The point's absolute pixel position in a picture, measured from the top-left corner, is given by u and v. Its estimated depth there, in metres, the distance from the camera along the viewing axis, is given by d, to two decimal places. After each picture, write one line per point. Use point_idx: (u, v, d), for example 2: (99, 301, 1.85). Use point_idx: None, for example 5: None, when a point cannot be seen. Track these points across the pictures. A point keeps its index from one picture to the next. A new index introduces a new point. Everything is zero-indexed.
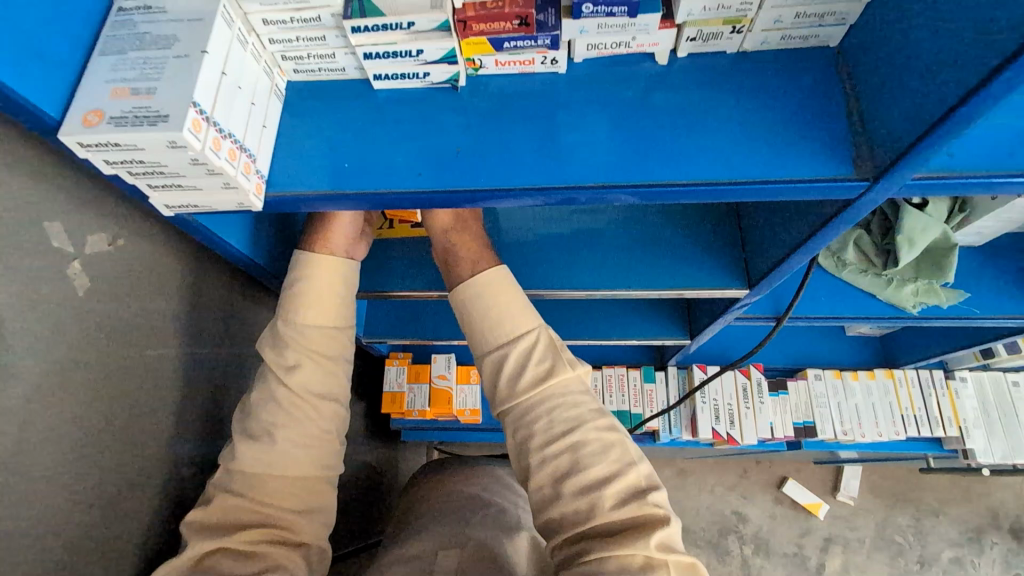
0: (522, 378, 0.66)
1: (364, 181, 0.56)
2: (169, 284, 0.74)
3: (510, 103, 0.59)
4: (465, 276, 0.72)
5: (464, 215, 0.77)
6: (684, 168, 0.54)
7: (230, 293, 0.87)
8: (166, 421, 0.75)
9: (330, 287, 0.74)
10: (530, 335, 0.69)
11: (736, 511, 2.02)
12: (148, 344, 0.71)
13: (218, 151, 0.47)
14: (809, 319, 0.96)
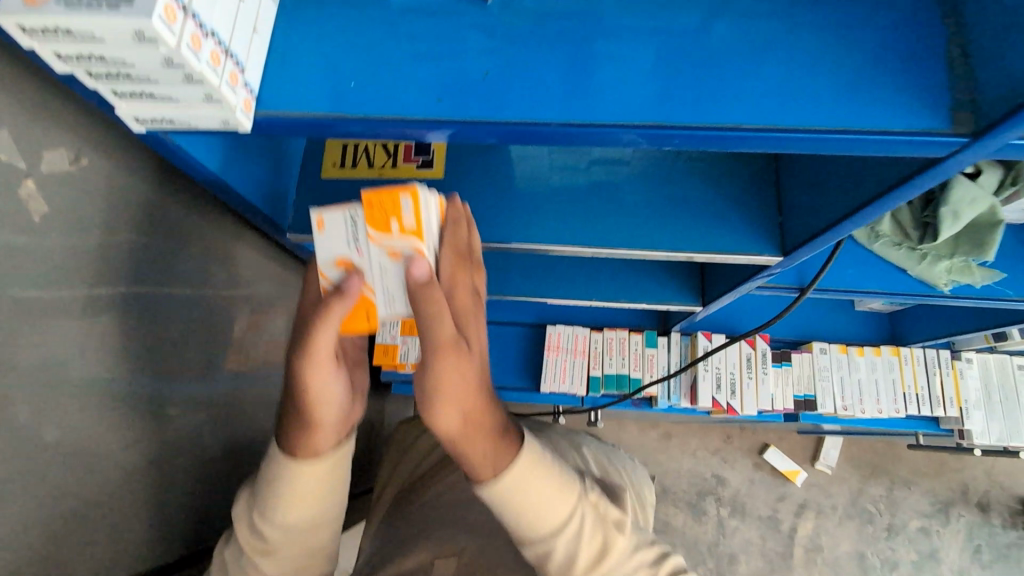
0: (576, 568, 0.57)
1: (374, 105, 0.48)
2: (141, 215, 0.66)
3: (548, 21, 0.50)
4: (485, 477, 0.54)
5: (479, 416, 0.52)
6: (748, 112, 0.47)
7: (212, 230, 0.79)
8: (142, 367, 0.69)
9: (314, 487, 0.57)
10: (573, 521, 0.57)
11: (716, 474, 2.05)
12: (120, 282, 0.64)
13: (197, 52, 0.38)
14: (831, 293, 0.91)
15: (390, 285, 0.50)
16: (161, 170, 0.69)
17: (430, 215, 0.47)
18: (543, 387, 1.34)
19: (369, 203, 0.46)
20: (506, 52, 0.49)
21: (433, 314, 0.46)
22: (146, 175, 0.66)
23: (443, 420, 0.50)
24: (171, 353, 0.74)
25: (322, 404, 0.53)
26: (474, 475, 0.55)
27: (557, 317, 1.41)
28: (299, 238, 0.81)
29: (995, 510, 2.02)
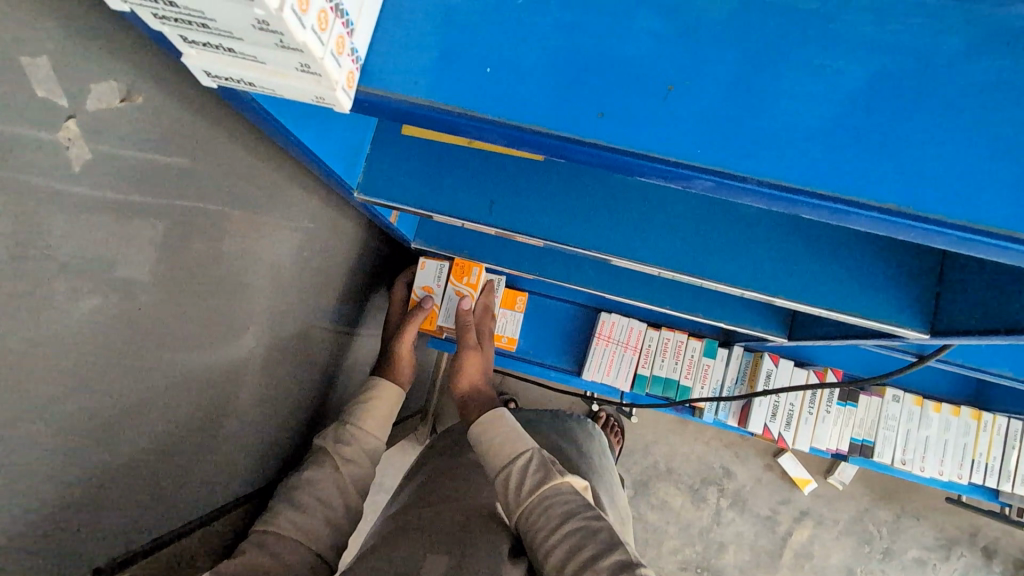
0: (524, 488, 0.80)
1: (514, 106, 0.36)
2: (201, 160, 0.57)
3: (768, 27, 0.36)
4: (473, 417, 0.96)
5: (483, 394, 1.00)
6: (1019, 211, 0.34)
7: (275, 175, 0.70)
8: (191, 328, 0.62)
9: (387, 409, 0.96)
10: (524, 453, 0.84)
11: (724, 466, 2.00)
12: (178, 240, 0.56)
13: (302, 15, 0.27)
14: (954, 365, 0.79)
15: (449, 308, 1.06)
16: (225, 107, 0.59)
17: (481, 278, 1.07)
18: (585, 375, 1.26)
19: (456, 265, 1.07)
20: (706, 61, 0.36)
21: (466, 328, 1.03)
22: (206, 115, 0.56)
23: (462, 384, 1.02)
24: (223, 309, 0.67)
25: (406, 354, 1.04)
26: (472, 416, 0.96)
27: (611, 302, 1.31)
28: (368, 199, 0.72)
29: (1000, 557, 1.96)
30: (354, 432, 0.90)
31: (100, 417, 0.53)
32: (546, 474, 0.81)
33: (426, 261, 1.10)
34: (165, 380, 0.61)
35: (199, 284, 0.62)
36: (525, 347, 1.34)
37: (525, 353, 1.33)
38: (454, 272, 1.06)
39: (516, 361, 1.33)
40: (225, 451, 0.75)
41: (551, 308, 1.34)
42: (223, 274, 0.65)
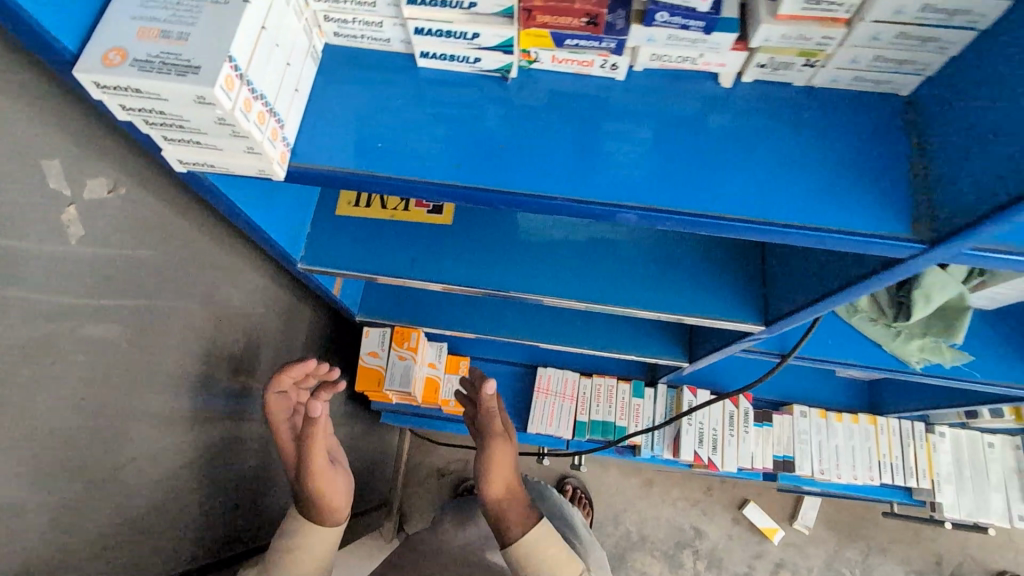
0: None
1: (398, 166, 0.53)
2: (167, 242, 0.70)
3: (562, 105, 0.55)
4: (515, 534, 0.81)
5: (516, 487, 0.85)
6: (738, 203, 0.51)
7: (229, 257, 0.83)
8: (148, 385, 0.71)
9: (322, 548, 0.82)
10: None
11: (695, 526, 2.05)
12: (140, 305, 0.68)
13: (247, 113, 0.42)
14: (813, 360, 0.96)
15: (393, 371, 1.15)
16: (188, 198, 0.73)
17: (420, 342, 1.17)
18: (530, 429, 1.36)
19: (398, 331, 1.18)
20: (523, 128, 0.54)
21: (489, 415, 0.89)
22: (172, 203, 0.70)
23: (493, 489, 0.83)
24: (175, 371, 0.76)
25: (325, 485, 0.82)
26: (513, 526, 0.81)
27: (547, 358, 1.44)
28: (311, 269, 0.85)
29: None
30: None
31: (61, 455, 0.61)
32: None
33: (370, 329, 1.20)
34: (122, 430, 0.68)
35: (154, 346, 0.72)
36: None
37: None
38: (396, 338, 1.16)
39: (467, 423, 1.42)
40: (174, 512, 0.80)
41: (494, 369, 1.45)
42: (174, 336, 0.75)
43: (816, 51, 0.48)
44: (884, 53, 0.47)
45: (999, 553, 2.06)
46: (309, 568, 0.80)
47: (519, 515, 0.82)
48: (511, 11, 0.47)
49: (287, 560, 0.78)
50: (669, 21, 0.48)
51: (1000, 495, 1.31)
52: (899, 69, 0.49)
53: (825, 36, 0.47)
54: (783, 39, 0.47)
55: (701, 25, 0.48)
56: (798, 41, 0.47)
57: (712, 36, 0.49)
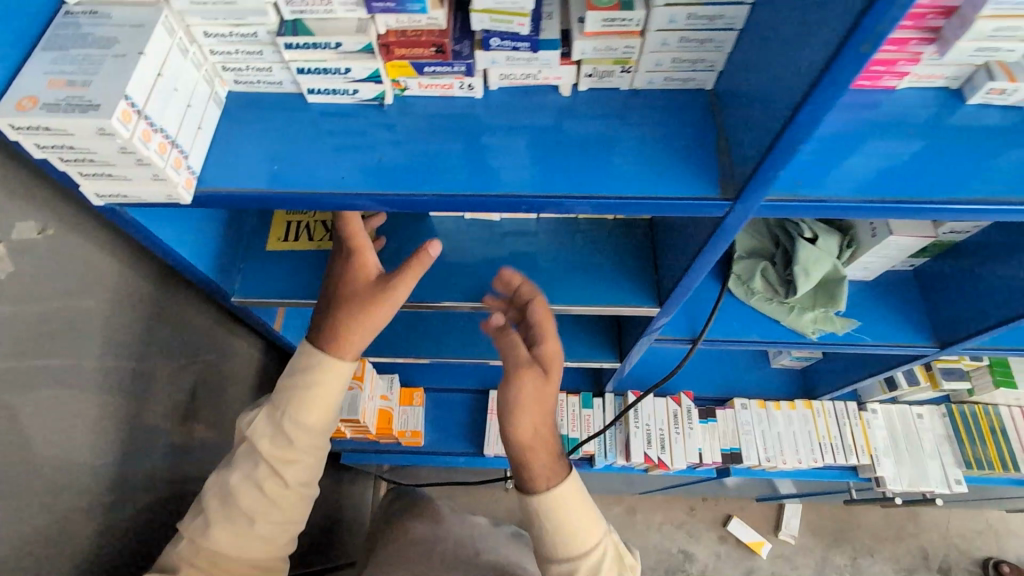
0: None
1: (291, 183, 0.62)
2: (88, 274, 0.79)
3: (433, 122, 0.65)
4: (539, 486, 0.74)
5: (546, 432, 0.76)
6: (580, 185, 0.61)
7: (148, 288, 0.91)
8: (71, 408, 0.79)
9: (330, 394, 0.79)
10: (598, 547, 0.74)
11: (683, 549, 2.07)
12: (63, 333, 0.76)
13: (147, 143, 0.51)
14: (718, 343, 1.05)
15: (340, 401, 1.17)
16: (113, 240, 0.82)
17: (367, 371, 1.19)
18: (487, 452, 1.39)
19: None
20: (401, 142, 0.64)
21: (512, 347, 0.79)
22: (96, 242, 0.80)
23: (521, 428, 0.74)
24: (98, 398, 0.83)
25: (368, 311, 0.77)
26: (536, 472, 0.74)
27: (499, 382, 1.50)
28: (244, 300, 0.90)
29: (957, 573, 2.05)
30: (289, 430, 0.77)
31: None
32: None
33: None
34: (44, 450, 0.75)
35: (77, 375, 0.79)
36: (431, 440, 1.46)
37: (433, 445, 1.45)
38: None
39: (427, 455, 1.45)
40: (100, 526, 0.85)
41: (450, 398, 1.50)
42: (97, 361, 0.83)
43: (625, 59, 0.60)
44: (678, 55, 0.59)
45: (981, 539, 2.11)
46: (314, 432, 0.79)
47: (549, 464, 0.75)
48: (371, 46, 0.57)
49: (301, 415, 0.77)
50: (503, 45, 0.58)
51: (936, 463, 1.38)
52: (694, 67, 0.61)
53: (627, 45, 0.58)
54: (596, 51, 0.59)
55: (528, 45, 0.58)
56: (608, 51, 0.59)
57: (541, 54, 0.60)
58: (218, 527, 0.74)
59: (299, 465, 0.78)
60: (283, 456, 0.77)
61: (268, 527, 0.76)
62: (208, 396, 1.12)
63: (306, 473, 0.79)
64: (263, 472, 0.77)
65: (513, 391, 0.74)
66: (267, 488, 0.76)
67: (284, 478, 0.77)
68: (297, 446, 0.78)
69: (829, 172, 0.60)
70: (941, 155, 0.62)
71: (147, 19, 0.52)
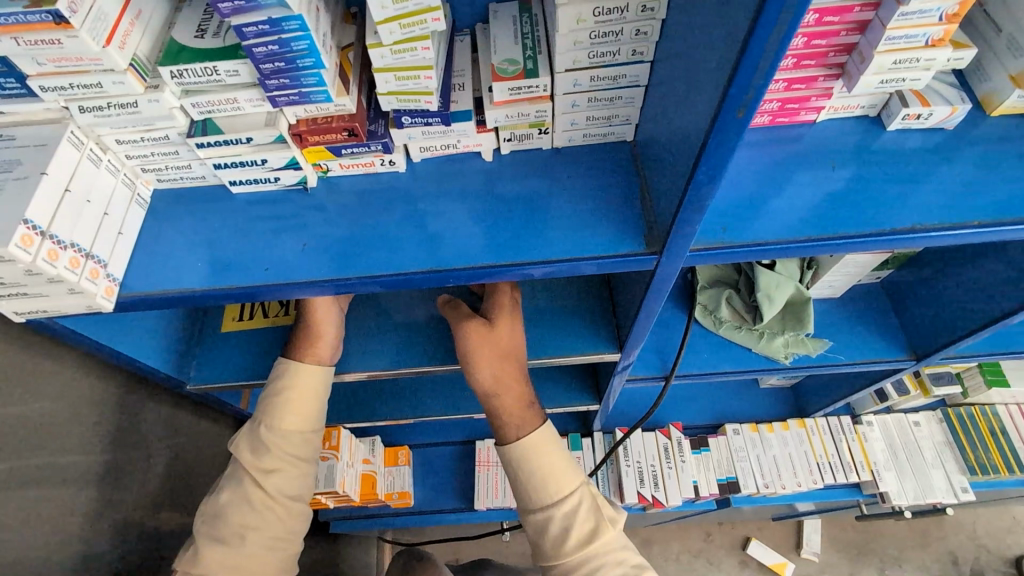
0: (569, 541, 0.75)
1: (218, 279, 0.61)
2: (27, 381, 0.77)
3: (359, 200, 0.65)
4: (510, 438, 0.80)
5: (507, 376, 0.81)
6: (507, 252, 0.60)
7: (98, 384, 0.89)
8: (21, 522, 0.76)
9: (310, 392, 0.83)
10: (573, 496, 0.77)
11: None
12: (7, 444, 0.74)
13: (55, 261, 0.50)
14: (692, 377, 1.03)
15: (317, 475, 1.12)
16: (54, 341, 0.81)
17: (342, 439, 1.15)
18: (478, 506, 1.34)
19: None
20: (328, 224, 0.64)
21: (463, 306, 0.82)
22: (35, 350, 0.79)
23: (482, 377, 0.81)
24: (49, 506, 0.80)
25: (323, 319, 0.84)
26: (506, 418, 0.80)
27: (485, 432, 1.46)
28: (201, 386, 0.87)
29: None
30: (267, 437, 0.80)
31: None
32: (597, 525, 0.75)
33: None
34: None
35: (27, 486, 0.77)
36: (422, 498, 1.42)
37: (425, 503, 1.41)
38: None
39: (419, 515, 1.40)
40: None
41: (437, 453, 1.46)
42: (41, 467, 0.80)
43: (540, 122, 0.60)
44: (591, 114, 0.59)
45: (1011, 538, 2.03)
46: (295, 439, 0.82)
47: (516, 416, 0.80)
48: (283, 137, 0.57)
49: (279, 419, 0.81)
50: (415, 122, 0.58)
51: (939, 472, 1.33)
52: (611, 123, 0.61)
53: (538, 110, 0.58)
54: (509, 118, 0.59)
55: (440, 120, 0.58)
56: (521, 117, 0.59)
57: (455, 126, 0.60)
58: (211, 549, 0.75)
59: (282, 473, 0.80)
60: (265, 465, 0.79)
61: (261, 542, 0.76)
62: (179, 483, 1.09)
63: (292, 484, 0.81)
64: (249, 485, 0.78)
65: (471, 343, 0.79)
66: (257, 500, 0.78)
67: (268, 487, 0.78)
68: (277, 452, 0.80)
69: (764, 211, 0.60)
70: (878, 181, 0.61)
71: (51, 137, 0.53)
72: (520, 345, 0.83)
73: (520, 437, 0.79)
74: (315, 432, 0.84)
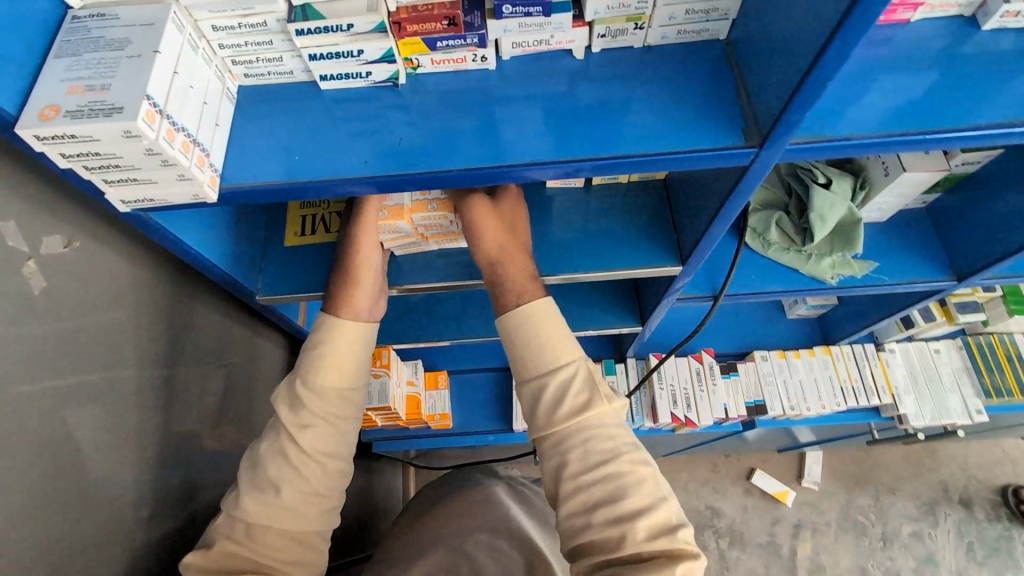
0: (560, 408, 0.74)
1: (318, 170, 0.61)
2: (112, 286, 0.79)
3: (447, 98, 0.65)
4: (510, 305, 0.79)
5: (510, 246, 0.81)
6: (600, 145, 0.60)
7: (167, 294, 0.90)
8: (108, 414, 0.79)
9: (348, 350, 0.82)
10: (570, 367, 0.76)
11: (710, 505, 2.12)
12: (94, 344, 0.76)
13: (172, 142, 0.50)
14: (740, 296, 1.06)
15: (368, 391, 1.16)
16: (132, 247, 0.83)
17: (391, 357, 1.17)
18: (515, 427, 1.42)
19: None
20: (419, 121, 0.63)
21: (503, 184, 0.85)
22: (117, 249, 0.79)
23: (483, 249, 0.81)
24: (129, 403, 0.83)
25: (365, 268, 0.84)
26: (508, 287, 0.80)
27: None
28: (269, 298, 0.89)
29: (977, 504, 2.10)
30: (303, 393, 0.79)
31: (28, 486, 0.68)
32: (589, 397, 0.74)
33: None
34: (90, 458, 0.76)
35: (112, 381, 0.80)
36: (459, 422, 1.48)
37: (461, 426, 1.47)
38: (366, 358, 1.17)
39: (456, 437, 1.46)
40: (130, 526, 0.83)
41: (472, 379, 1.52)
42: (123, 368, 0.82)
43: (638, 14, 0.60)
44: (691, 6, 0.59)
45: (998, 469, 2.15)
46: (331, 397, 0.80)
47: (518, 285, 0.79)
48: (383, 25, 0.56)
49: (316, 376, 0.80)
50: (516, 12, 0.58)
51: (955, 395, 1.40)
52: (709, 17, 0.61)
53: (640, 1, 0.58)
54: (609, 9, 0.58)
55: (540, 10, 0.58)
56: (621, 9, 0.59)
57: (553, 18, 0.59)
58: (249, 497, 0.74)
59: (316, 429, 0.78)
60: (302, 421, 0.78)
61: (297, 495, 0.75)
62: (238, 398, 1.12)
63: (328, 441, 0.79)
64: (285, 439, 0.78)
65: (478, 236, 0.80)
66: (292, 454, 0.77)
67: (302, 443, 0.77)
68: (311, 408, 0.79)
69: (857, 109, 0.61)
70: (965, 79, 0.62)
71: (155, 18, 0.52)
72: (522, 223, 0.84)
73: (520, 304, 0.78)
74: (354, 389, 0.82)
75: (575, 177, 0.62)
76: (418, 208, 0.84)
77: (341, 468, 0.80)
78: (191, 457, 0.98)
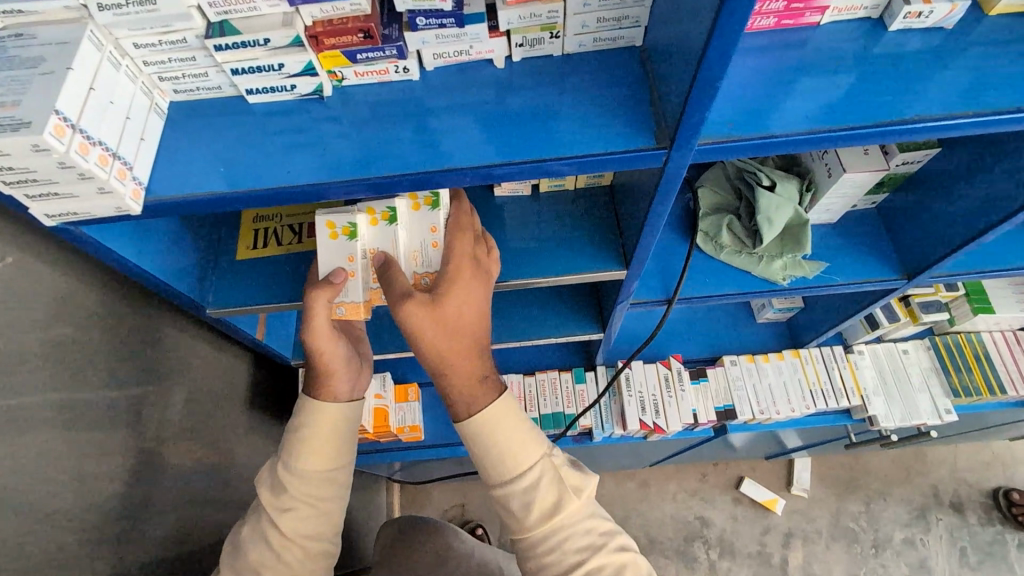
0: (529, 516, 0.74)
1: (246, 181, 0.62)
2: (57, 302, 0.80)
3: (373, 108, 0.66)
4: (464, 414, 0.76)
5: (460, 339, 0.75)
6: (518, 150, 0.62)
7: (120, 310, 0.91)
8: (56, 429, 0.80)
9: (326, 434, 0.82)
10: (530, 474, 0.75)
11: (699, 516, 2.10)
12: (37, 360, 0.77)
13: (86, 155, 0.52)
14: (695, 300, 1.07)
15: None
16: (77, 263, 0.83)
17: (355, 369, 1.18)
18: None
19: None
20: (345, 131, 0.65)
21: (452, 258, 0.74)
22: (61, 266, 0.80)
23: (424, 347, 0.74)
24: (78, 419, 0.83)
25: (330, 357, 0.85)
26: (460, 387, 0.76)
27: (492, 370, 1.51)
28: (219, 310, 0.90)
29: (969, 508, 2.07)
30: (286, 477, 0.80)
31: None
32: (558, 499, 0.74)
33: None
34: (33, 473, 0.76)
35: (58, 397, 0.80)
36: (433, 435, 1.47)
37: (435, 439, 1.46)
38: None
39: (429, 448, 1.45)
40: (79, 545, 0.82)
41: None
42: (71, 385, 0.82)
43: (551, 24, 0.61)
44: (602, 14, 0.61)
45: (988, 471, 2.13)
46: (314, 480, 0.80)
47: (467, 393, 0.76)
48: (300, 40, 0.58)
49: (297, 459, 0.80)
50: (429, 23, 0.60)
51: (926, 395, 1.39)
52: (620, 25, 0.63)
53: (550, 10, 0.60)
54: (521, 19, 0.60)
55: (454, 21, 0.60)
56: (534, 18, 0.60)
57: (468, 29, 0.61)
58: None
59: (296, 513, 0.78)
60: (282, 504, 0.79)
61: None
62: (201, 414, 1.12)
63: (309, 524, 0.79)
64: (267, 524, 0.78)
65: (420, 337, 0.73)
66: (275, 541, 0.77)
67: (283, 527, 0.78)
68: (294, 492, 0.79)
69: (772, 111, 0.62)
70: (877, 79, 0.64)
71: (71, 36, 0.53)
72: (478, 310, 0.75)
73: (471, 415, 0.76)
74: (337, 470, 0.82)
75: (497, 180, 0.64)
76: (376, 298, 0.78)
77: (324, 550, 0.80)
78: (151, 473, 0.97)
